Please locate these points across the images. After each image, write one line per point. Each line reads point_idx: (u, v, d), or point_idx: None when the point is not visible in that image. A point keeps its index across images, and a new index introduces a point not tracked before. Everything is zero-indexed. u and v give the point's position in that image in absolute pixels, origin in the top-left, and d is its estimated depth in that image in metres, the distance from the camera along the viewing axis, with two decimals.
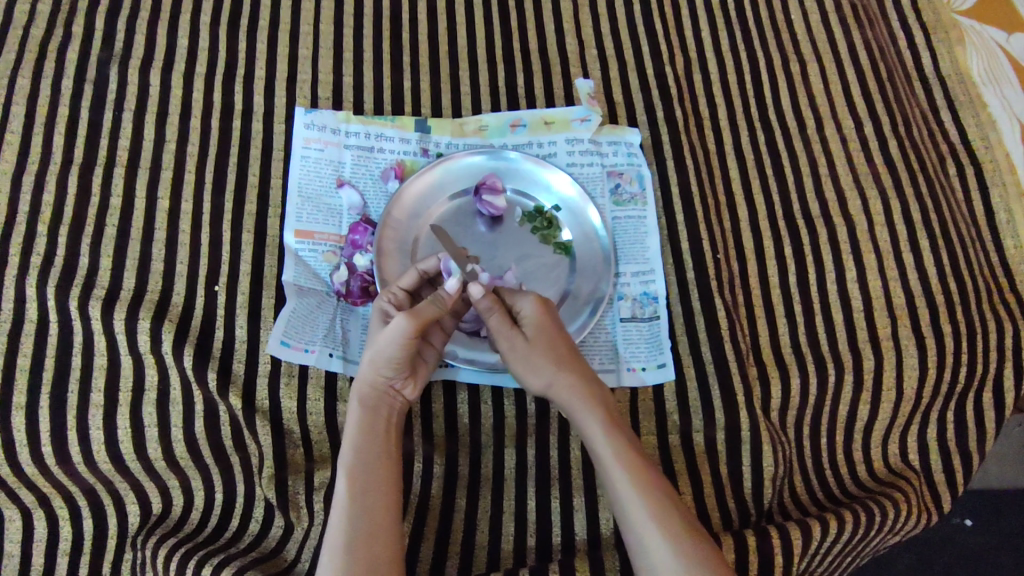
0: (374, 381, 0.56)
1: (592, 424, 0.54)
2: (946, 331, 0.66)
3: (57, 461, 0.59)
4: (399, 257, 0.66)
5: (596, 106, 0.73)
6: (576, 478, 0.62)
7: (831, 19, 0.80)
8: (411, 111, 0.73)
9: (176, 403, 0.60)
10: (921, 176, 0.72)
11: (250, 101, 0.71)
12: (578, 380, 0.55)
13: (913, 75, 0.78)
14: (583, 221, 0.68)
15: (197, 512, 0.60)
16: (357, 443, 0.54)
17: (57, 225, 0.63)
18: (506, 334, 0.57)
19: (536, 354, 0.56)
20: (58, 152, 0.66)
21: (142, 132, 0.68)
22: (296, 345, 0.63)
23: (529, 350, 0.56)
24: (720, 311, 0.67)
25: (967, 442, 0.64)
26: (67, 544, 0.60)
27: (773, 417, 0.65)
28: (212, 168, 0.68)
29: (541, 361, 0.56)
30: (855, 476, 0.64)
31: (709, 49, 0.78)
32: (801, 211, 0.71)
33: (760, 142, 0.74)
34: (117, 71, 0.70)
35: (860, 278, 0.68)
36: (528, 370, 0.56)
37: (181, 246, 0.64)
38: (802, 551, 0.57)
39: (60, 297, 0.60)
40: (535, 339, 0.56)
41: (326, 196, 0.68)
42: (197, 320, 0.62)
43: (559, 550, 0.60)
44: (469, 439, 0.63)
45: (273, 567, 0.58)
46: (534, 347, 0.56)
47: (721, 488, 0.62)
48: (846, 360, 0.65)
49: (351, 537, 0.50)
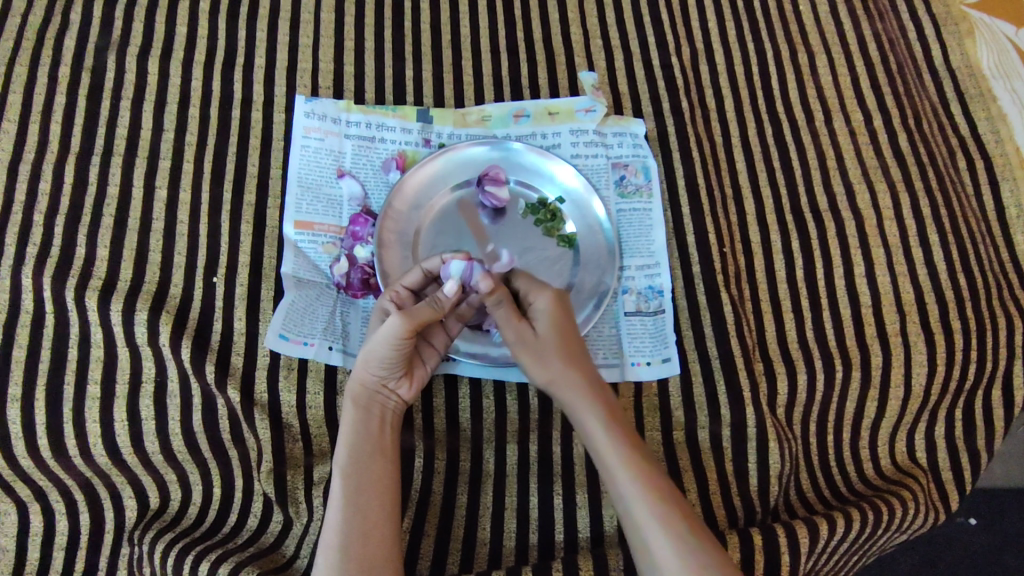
0: (364, 380, 0.55)
1: (592, 420, 0.54)
2: (955, 328, 0.65)
3: (52, 454, 0.58)
4: (400, 249, 0.65)
5: (600, 97, 0.72)
6: (579, 474, 0.61)
7: (840, 11, 0.79)
8: (414, 101, 0.72)
9: (173, 396, 0.59)
10: (931, 171, 0.71)
11: (250, 90, 0.70)
12: (582, 376, 0.55)
13: (924, 67, 0.77)
14: (587, 213, 0.67)
15: (195, 506, 0.59)
16: (350, 441, 0.53)
17: (54, 214, 0.62)
18: (516, 326, 0.56)
19: (546, 352, 0.55)
20: (55, 141, 0.65)
21: (140, 121, 0.67)
22: (295, 339, 0.62)
23: (539, 348, 0.55)
24: (726, 306, 0.66)
25: (976, 440, 0.63)
26: (63, 538, 0.59)
27: (780, 414, 0.64)
28: (211, 158, 0.67)
29: (551, 359, 0.55)
30: (861, 474, 0.63)
31: (717, 40, 0.77)
32: (809, 205, 0.70)
33: (768, 135, 0.73)
34: (114, 59, 0.69)
35: (869, 274, 0.67)
36: (537, 367, 0.55)
37: (179, 236, 0.63)
38: (809, 550, 0.56)
39: (57, 287, 0.59)
40: (545, 337, 0.55)
41: (326, 186, 0.67)
42: (195, 312, 0.61)
43: (562, 549, 0.59)
44: (470, 434, 0.62)
45: (272, 563, 0.57)
46: (544, 345, 0.55)
47: (726, 485, 0.61)
48: (854, 357, 0.64)
49: (346, 537, 0.50)
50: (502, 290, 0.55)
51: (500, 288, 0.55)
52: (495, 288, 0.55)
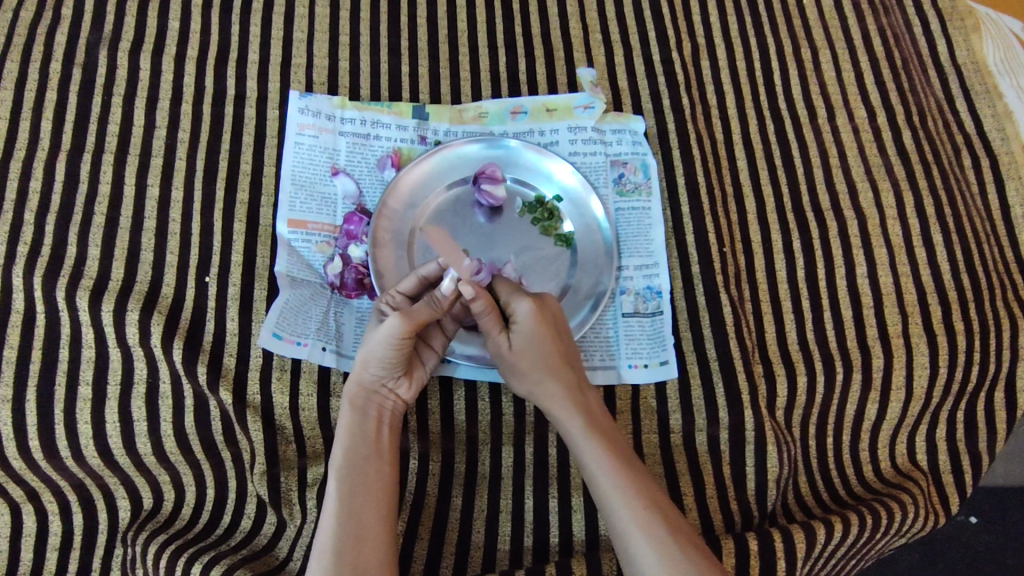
0: (362, 380, 0.54)
1: (573, 428, 0.53)
2: (958, 329, 0.64)
3: (44, 455, 0.57)
4: (395, 248, 0.64)
5: (599, 93, 0.71)
6: (575, 477, 0.61)
7: (844, 5, 0.78)
8: (409, 97, 0.71)
9: (166, 397, 0.59)
10: (935, 168, 0.70)
11: (243, 85, 0.69)
12: (561, 386, 0.54)
13: (929, 62, 0.75)
14: (585, 212, 0.66)
15: (188, 507, 0.59)
16: (347, 444, 0.53)
17: (45, 212, 0.61)
18: (493, 339, 0.55)
19: (525, 363, 0.54)
20: (46, 137, 0.64)
21: (132, 117, 0.66)
22: (288, 338, 0.61)
23: (517, 359, 0.55)
24: (725, 306, 0.65)
25: (977, 443, 0.62)
26: (56, 539, 0.59)
27: (778, 416, 0.63)
28: (203, 156, 0.66)
29: (531, 369, 0.54)
30: (861, 477, 0.62)
31: (718, 34, 0.76)
32: (811, 204, 0.69)
33: (770, 132, 0.72)
34: (106, 53, 0.68)
35: (871, 274, 0.66)
36: (515, 377, 0.55)
37: (171, 235, 0.62)
38: (806, 555, 0.56)
39: (47, 287, 0.58)
40: (523, 348, 0.54)
41: (320, 184, 0.66)
42: (187, 312, 0.60)
43: (557, 551, 0.59)
44: (466, 435, 0.62)
45: (265, 565, 0.57)
46: (521, 356, 0.54)
47: (723, 489, 0.61)
48: (855, 359, 0.63)
49: (339, 539, 0.49)
50: (487, 297, 0.53)
51: (483, 294, 0.53)
52: (478, 295, 0.53)
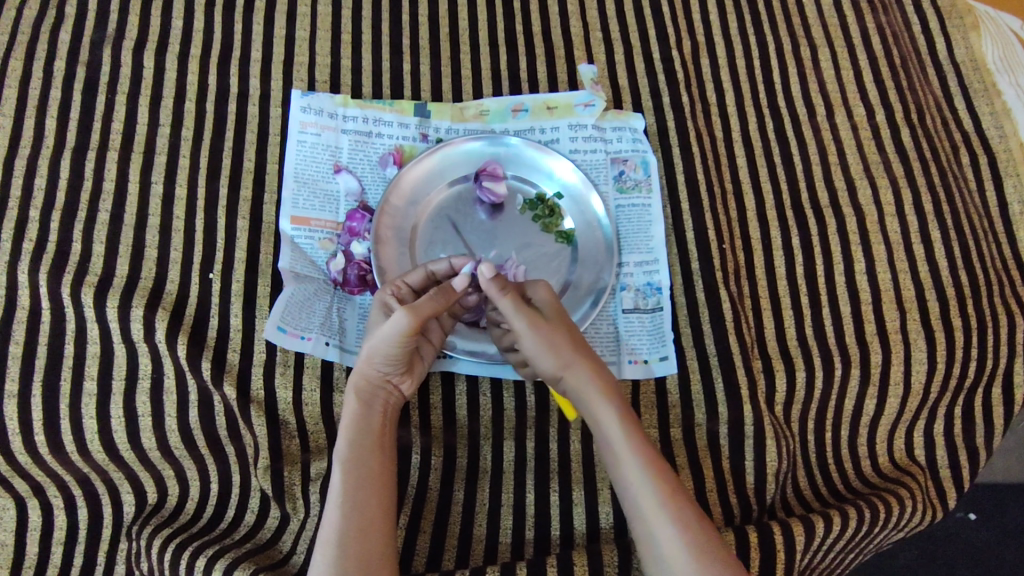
0: (368, 373, 0.54)
1: (604, 407, 0.53)
2: (957, 326, 0.64)
3: (50, 449, 0.58)
4: (397, 245, 0.65)
5: (599, 92, 0.72)
6: (576, 471, 0.61)
7: (844, 4, 0.78)
8: (411, 95, 0.71)
9: (170, 392, 0.59)
10: (934, 166, 0.70)
11: (245, 84, 0.70)
12: (590, 365, 0.55)
13: (927, 60, 0.76)
14: (585, 208, 0.67)
15: (192, 502, 0.60)
16: (350, 436, 0.53)
17: (50, 209, 0.61)
18: (528, 312, 0.54)
19: (557, 336, 0.54)
20: (51, 136, 0.64)
21: (136, 115, 0.66)
22: (293, 332, 0.62)
23: (550, 332, 0.54)
24: (725, 302, 0.65)
25: (975, 437, 0.63)
26: (61, 533, 0.59)
27: (777, 411, 0.63)
28: (206, 154, 0.66)
29: (562, 345, 0.54)
30: (859, 472, 0.63)
31: (717, 33, 0.76)
32: (810, 201, 0.69)
33: (769, 131, 0.72)
34: (110, 52, 0.68)
35: (870, 270, 0.66)
36: (548, 351, 0.54)
37: (175, 232, 0.63)
38: (804, 548, 0.56)
39: (53, 284, 0.59)
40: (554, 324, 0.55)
41: (323, 181, 0.67)
42: (191, 307, 0.61)
43: (558, 543, 0.59)
44: (468, 430, 0.62)
45: (268, 559, 0.57)
46: (555, 330, 0.55)
47: (723, 483, 0.61)
48: (854, 355, 0.64)
49: (344, 531, 0.49)
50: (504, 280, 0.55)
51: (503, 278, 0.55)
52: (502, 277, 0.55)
